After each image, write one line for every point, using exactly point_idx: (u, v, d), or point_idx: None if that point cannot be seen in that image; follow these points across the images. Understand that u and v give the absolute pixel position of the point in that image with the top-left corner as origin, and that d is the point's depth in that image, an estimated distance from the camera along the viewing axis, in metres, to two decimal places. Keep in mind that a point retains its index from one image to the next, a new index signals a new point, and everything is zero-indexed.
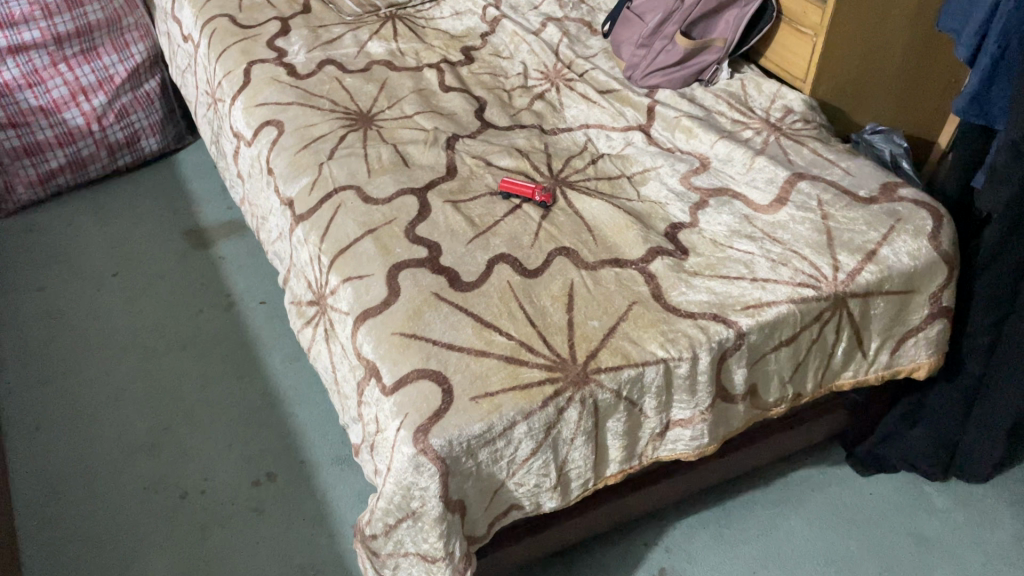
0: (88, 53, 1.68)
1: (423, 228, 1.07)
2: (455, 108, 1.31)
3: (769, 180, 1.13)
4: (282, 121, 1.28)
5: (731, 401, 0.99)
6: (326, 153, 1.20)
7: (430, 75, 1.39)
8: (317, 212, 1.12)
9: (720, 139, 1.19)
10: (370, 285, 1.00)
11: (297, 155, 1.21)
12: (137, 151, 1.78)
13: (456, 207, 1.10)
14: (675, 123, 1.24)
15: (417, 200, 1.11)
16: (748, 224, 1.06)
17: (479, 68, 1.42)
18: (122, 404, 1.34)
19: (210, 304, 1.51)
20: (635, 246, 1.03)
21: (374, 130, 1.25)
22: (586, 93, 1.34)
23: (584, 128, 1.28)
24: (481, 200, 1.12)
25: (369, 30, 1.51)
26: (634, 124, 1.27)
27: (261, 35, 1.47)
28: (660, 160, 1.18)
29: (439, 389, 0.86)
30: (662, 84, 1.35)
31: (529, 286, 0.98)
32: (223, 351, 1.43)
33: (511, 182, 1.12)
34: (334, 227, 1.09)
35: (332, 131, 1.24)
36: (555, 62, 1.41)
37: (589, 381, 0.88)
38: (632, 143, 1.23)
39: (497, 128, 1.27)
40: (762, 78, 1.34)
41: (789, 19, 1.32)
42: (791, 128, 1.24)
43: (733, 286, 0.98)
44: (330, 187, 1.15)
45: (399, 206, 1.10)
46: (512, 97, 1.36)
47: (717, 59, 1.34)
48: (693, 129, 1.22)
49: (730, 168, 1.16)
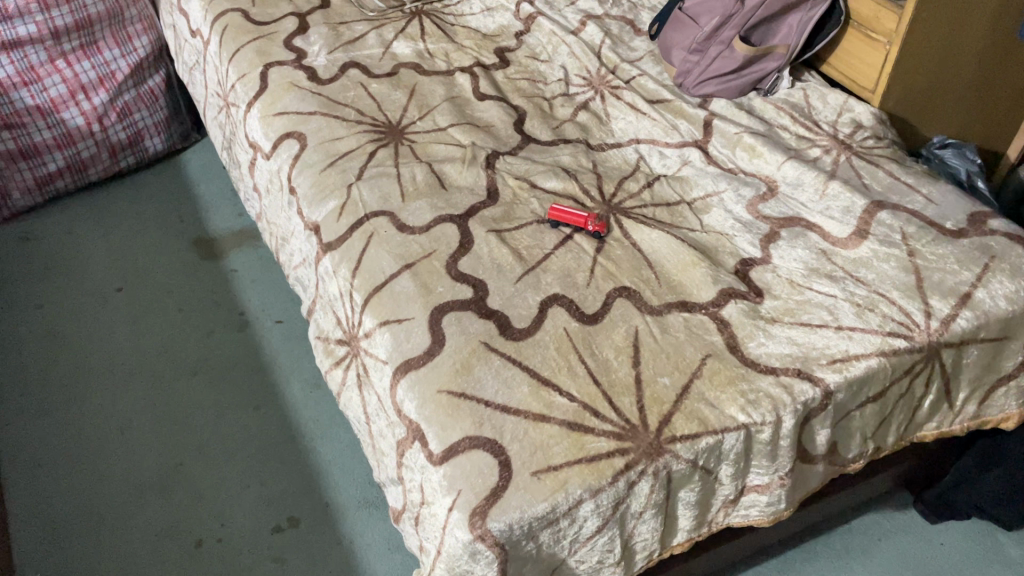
0: (88, 48, 1.56)
1: (466, 262, 0.96)
2: (492, 120, 1.20)
3: (845, 210, 1.02)
4: (304, 133, 1.17)
5: (810, 462, 0.89)
6: (355, 173, 1.09)
7: (463, 80, 1.28)
8: (347, 241, 1.02)
9: (788, 160, 1.09)
10: (410, 331, 0.89)
11: (322, 174, 1.10)
12: (140, 152, 1.67)
13: (501, 238, 1.00)
14: (736, 140, 1.13)
15: (457, 229, 1.01)
16: (826, 261, 0.96)
17: (515, 73, 1.31)
18: (130, 438, 1.24)
19: (223, 324, 1.41)
20: (703, 287, 0.93)
21: (405, 146, 1.14)
22: (634, 103, 1.23)
23: (634, 144, 1.17)
24: (528, 229, 1.02)
25: (394, 28, 1.39)
26: (689, 140, 1.16)
27: (278, 34, 1.36)
28: (722, 184, 1.07)
29: (496, 462, 0.76)
30: (717, 92, 1.24)
31: (589, 334, 0.88)
32: (238, 378, 1.32)
33: (562, 210, 1.02)
34: (367, 260, 0.99)
35: (360, 147, 1.13)
36: (598, 67, 1.30)
37: (663, 452, 0.78)
38: (689, 163, 1.12)
39: (539, 143, 1.17)
40: (826, 88, 1.23)
41: (859, 24, 1.20)
42: (863, 147, 1.14)
43: (816, 335, 0.88)
44: (361, 212, 1.04)
45: (438, 236, 1.00)
46: (553, 106, 1.25)
47: (778, 67, 1.23)
48: (757, 148, 1.11)
49: (800, 194, 1.06)
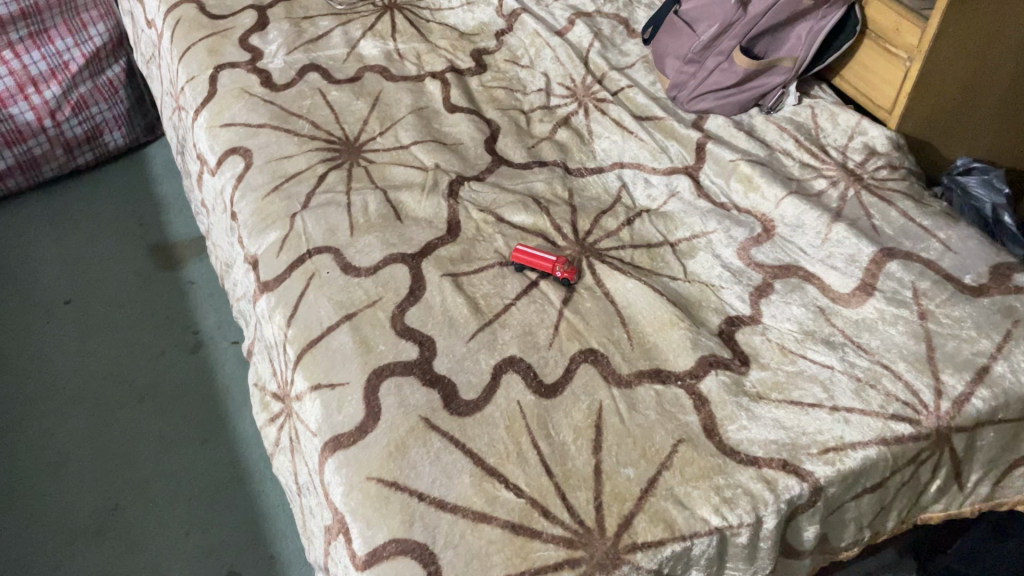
0: (38, 37, 1.44)
1: (414, 315, 0.85)
2: (461, 137, 1.08)
3: (849, 259, 0.90)
4: (250, 149, 1.06)
5: (795, 558, 0.78)
6: (301, 200, 0.98)
7: (433, 88, 1.16)
8: (285, 281, 0.91)
9: (788, 196, 0.96)
10: (343, 400, 0.78)
11: (266, 199, 0.99)
12: (99, 147, 1.56)
13: (457, 284, 0.88)
14: (731, 168, 1.01)
15: (408, 271, 0.90)
16: (824, 322, 0.84)
17: (492, 79, 1.18)
18: (65, 475, 1.14)
19: (174, 344, 1.31)
20: (681, 352, 0.81)
21: (361, 168, 1.02)
22: (620, 119, 1.10)
23: (617, 169, 1.04)
24: (489, 273, 0.90)
25: (362, 24, 1.26)
26: (679, 166, 1.04)
27: (234, 30, 1.23)
28: (712, 222, 0.95)
29: (424, 572, 0.66)
30: (713, 109, 1.11)
31: (545, 410, 0.76)
32: (186, 406, 1.22)
33: (528, 251, 0.90)
34: (304, 307, 0.88)
35: (310, 169, 1.02)
36: (584, 75, 1.17)
37: (621, 563, 0.66)
38: (676, 195, 1.00)
39: (511, 166, 1.05)
40: (837, 106, 1.10)
41: (877, 35, 1.07)
42: (874, 179, 1.01)
43: (806, 417, 0.76)
44: (303, 247, 0.93)
45: (386, 280, 0.89)
46: (531, 121, 1.12)
47: (783, 82, 1.09)
48: (753, 179, 0.99)
49: (799, 238, 0.93)
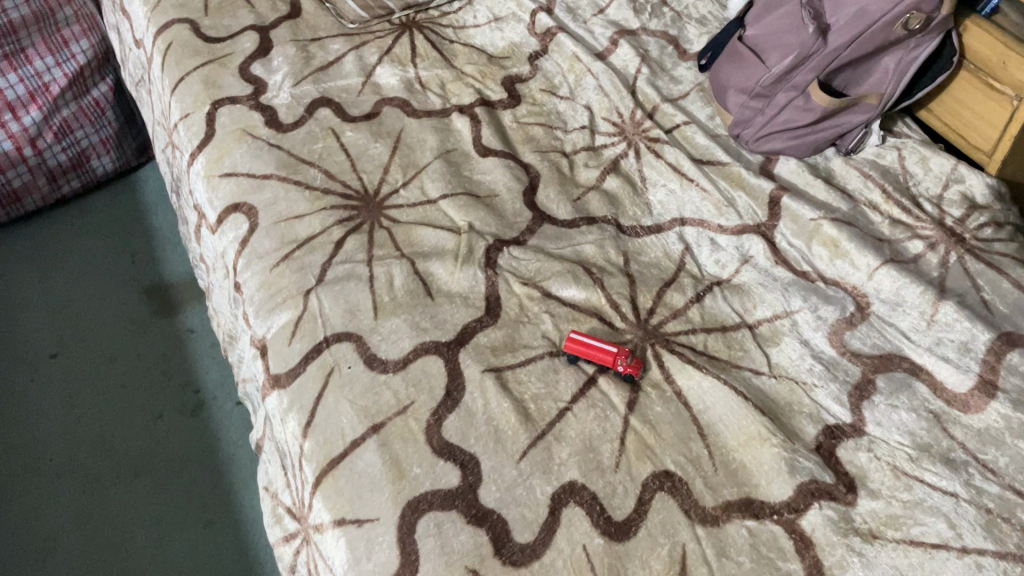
0: (14, 57, 1.29)
1: (453, 426, 0.72)
2: (496, 188, 0.94)
3: (962, 348, 0.77)
4: (254, 207, 0.92)
5: None
6: (315, 273, 0.84)
7: (461, 126, 1.02)
8: (299, 377, 0.78)
9: (883, 266, 0.82)
10: (373, 542, 0.65)
11: (275, 270, 0.86)
12: (86, 174, 1.42)
13: (502, 383, 0.75)
14: (812, 229, 0.87)
15: (444, 366, 0.76)
16: (940, 433, 0.71)
17: (527, 114, 1.04)
18: (53, 567, 1.02)
19: (173, 405, 1.18)
20: (774, 477, 0.68)
21: (383, 229, 0.89)
22: (677, 164, 0.96)
23: (678, 226, 0.90)
24: (538, 366, 0.77)
25: (379, 47, 1.12)
26: (751, 223, 0.90)
27: (232, 56, 1.09)
28: (796, 299, 0.81)
29: None
30: (784, 150, 0.97)
31: (618, 559, 0.64)
32: (188, 482, 1.10)
33: (586, 340, 0.76)
34: (322, 412, 0.74)
35: (324, 232, 0.88)
36: (633, 109, 1.03)
37: None
38: (749, 261, 0.86)
39: (555, 225, 0.91)
40: (927, 147, 0.96)
41: (976, 67, 0.92)
42: (978, 239, 0.87)
43: (932, 563, 0.63)
44: (319, 334, 0.80)
45: (418, 377, 0.75)
46: (574, 165, 0.98)
47: (866, 120, 0.95)
48: (839, 242, 0.85)
49: (900, 319, 0.80)
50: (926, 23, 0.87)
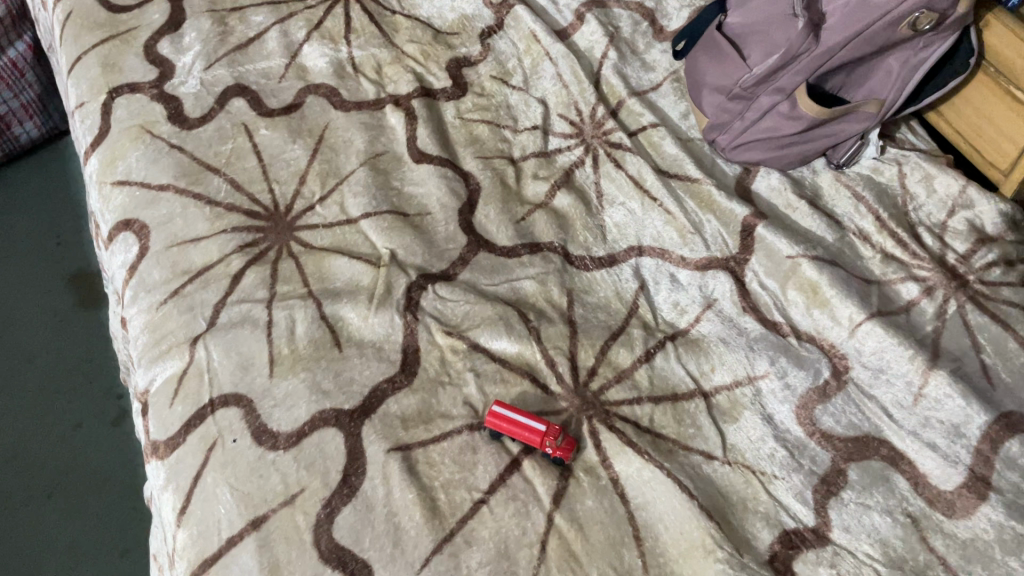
0: None
1: (346, 524, 0.62)
2: (428, 204, 0.81)
3: (953, 432, 0.65)
4: (147, 225, 0.80)
5: None
6: (206, 316, 0.73)
7: (395, 122, 0.88)
8: (179, 448, 0.67)
9: (868, 322, 0.70)
10: None
11: (161, 310, 0.74)
12: (9, 142, 1.30)
13: (409, 466, 0.65)
14: (788, 269, 0.75)
15: (343, 442, 0.66)
16: (918, 544, 0.60)
17: (472, 108, 0.90)
18: None
19: (95, 413, 1.08)
20: None
21: (290, 257, 0.77)
22: (640, 177, 0.82)
23: (634, 258, 0.78)
24: (454, 442, 0.66)
25: (307, 19, 0.96)
26: (718, 256, 0.77)
27: (138, 32, 0.94)
28: (762, 361, 0.69)
29: None
30: (765, 160, 0.83)
31: None
32: (103, 503, 1.01)
33: (512, 416, 0.64)
34: (199, 496, 0.65)
35: (222, 262, 0.76)
36: (594, 105, 0.89)
37: None
38: (712, 305, 0.74)
39: (492, 253, 0.78)
40: (933, 163, 0.82)
41: (997, 71, 0.77)
42: (984, 283, 0.74)
43: None
44: (205, 395, 0.69)
45: (313, 457, 0.65)
46: (522, 175, 0.85)
47: (863, 130, 0.80)
48: (818, 287, 0.73)
49: (882, 391, 0.68)
50: (940, 22, 0.72)
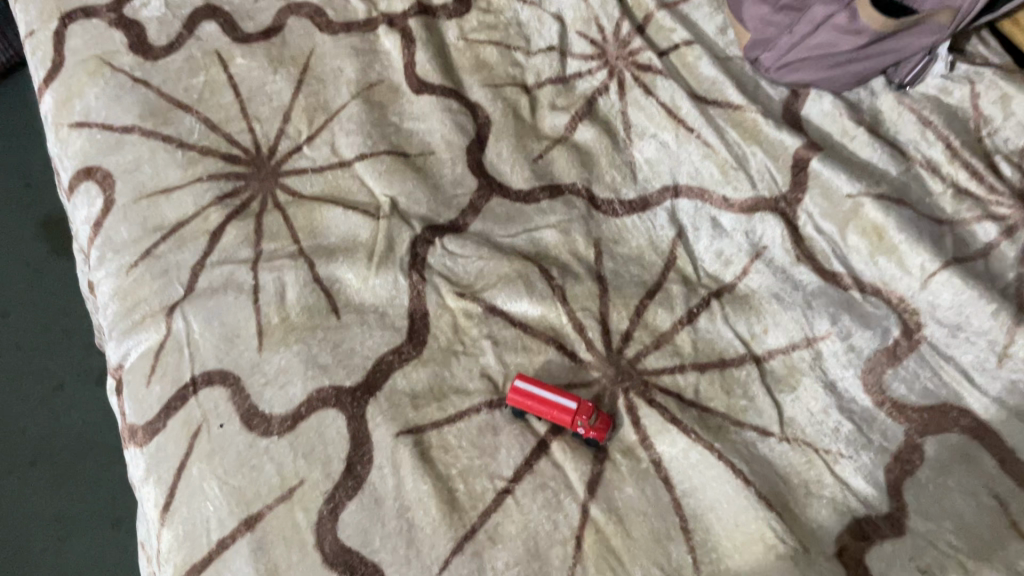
0: None
1: (353, 521, 0.54)
2: (432, 141, 0.71)
3: None
4: (111, 174, 0.69)
5: None
6: (183, 280, 0.64)
7: (390, 46, 0.76)
8: (159, 434, 0.59)
9: (944, 271, 0.61)
10: None
11: (132, 272, 0.65)
12: None
13: (422, 452, 0.57)
14: (848, 210, 0.65)
15: (346, 426, 0.58)
16: (1008, 531, 0.52)
17: (478, 27, 0.78)
18: None
19: (76, 369, 1.00)
20: None
21: (276, 208, 0.67)
22: (674, 104, 0.72)
23: (669, 200, 0.68)
24: (472, 422, 0.58)
25: None
26: (766, 196, 0.67)
27: None
28: (822, 321, 0.60)
29: None
30: (818, 81, 0.71)
31: None
32: (88, 469, 0.94)
33: (542, 385, 0.56)
34: (184, 491, 0.57)
35: (198, 216, 0.66)
36: (618, 21, 0.77)
37: None
38: (761, 255, 0.64)
39: (506, 198, 0.68)
40: (1012, 80, 0.71)
41: None
42: None
43: None
44: (185, 372, 0.60)
45: (312, 443, 0.57)
46: (537, 106, 0.74)
47: (933, 44, 0.68)
48: (884, 231, 0.63)
49: (960, 351, 0.59)
50: None
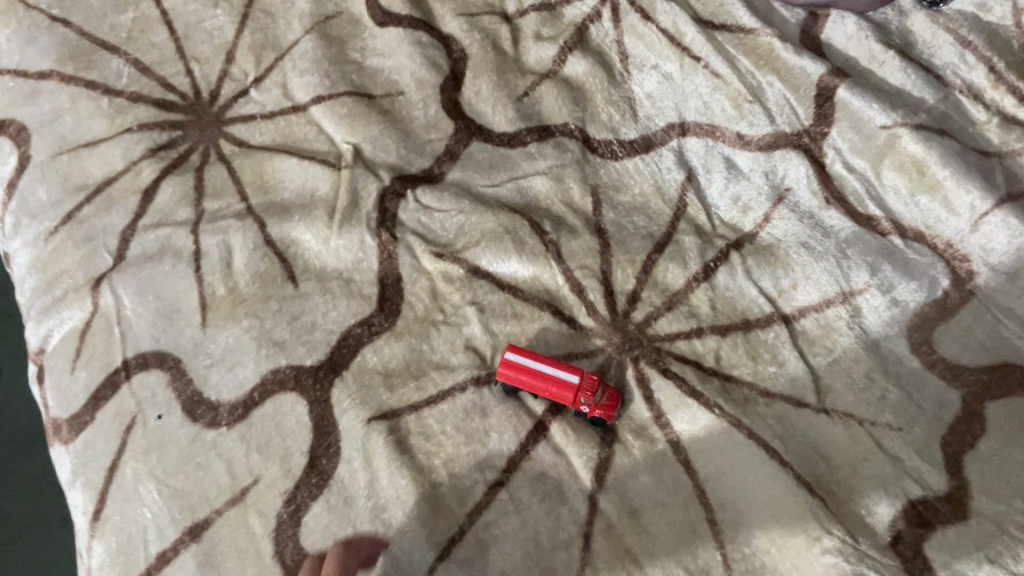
0: None
1: (318, 527, 0.46)
2: (399, 80, 0.61)
3: None
4: (25, 126, 0.59)
5: None
6: (111, 247, 0.54)
7: None
8: (86, 429, 0.50)
9: (999, 211, 0.52)
10: None
11: (51, 240, 0.55)
12: None
13: (399, 441, 0.48)
14: (884, 143, 0.56)
15: (308, 412, 0.49)
16: None
17: None
18: None
19: None
20: None
21: (220, 161, 0.57)
22: (678, 31, 0.61)
23: (676, 139, 0.59)
24: (457, 403, 0.49)
25: None
26: (786, 132, 0.58)
27: None
28: (859, 271, 0.52)
29: None
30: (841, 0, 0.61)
31: None
32: None
33: (535, 355, 0.47)
34: (116, 496, 0.48)
35: (128, 172, 0.57)
36: None
37: None
38: (784, 198, 0.56)
39: (488, 142, 0.59)
40: None
41: None
42: None
43: None
44: (115, 356, 0.51)
45: (267, 435, 0.48)
46: (520, 37, 0.63)
47: None
48: (925, 166, 0.55)
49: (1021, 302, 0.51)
50: None
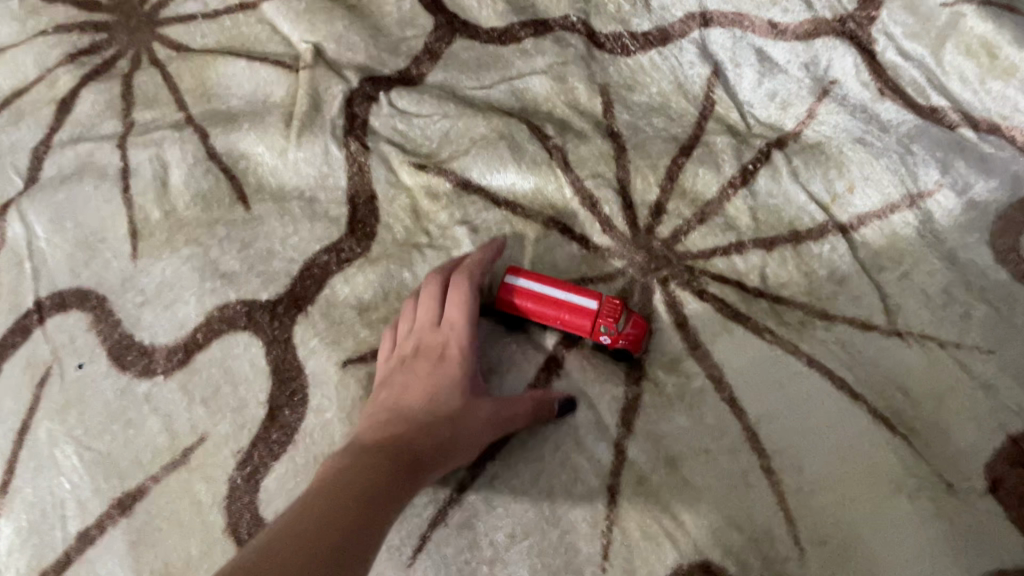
0: None
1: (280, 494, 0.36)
2: None
3: None
4: None
5: None
6: (22, 169, 0.45)
7: None
8: None
9: None
10: None
11: None
12: None
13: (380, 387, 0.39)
14: (945, 25, 0.46)
15: (266, 355, 0.39)
16: None
17: None
18: None
19: None
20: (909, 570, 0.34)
21: (154, 66, 0.48)
22: None
23: (696, 31, 0.49)
24: None
25: None
26: (826, 19, 0.48)
27: None
28: (928, 171, 0.43)
29: None
30: None
31: None
32: None
33: (544, 278, 0.39)
34: (29, 463, 0.39)
35: (42, 82, 0.47)
36: None
37: None
38: (830, 91, 0.47)
39: (474, 40, 0.49)
40: None
41: None
42: None
43: None
44: (25, 296, 0.42)
45: (214, 383, 0.39)
46: None
47: None
48: (996, 48, 0.45)
49: None
50: None
